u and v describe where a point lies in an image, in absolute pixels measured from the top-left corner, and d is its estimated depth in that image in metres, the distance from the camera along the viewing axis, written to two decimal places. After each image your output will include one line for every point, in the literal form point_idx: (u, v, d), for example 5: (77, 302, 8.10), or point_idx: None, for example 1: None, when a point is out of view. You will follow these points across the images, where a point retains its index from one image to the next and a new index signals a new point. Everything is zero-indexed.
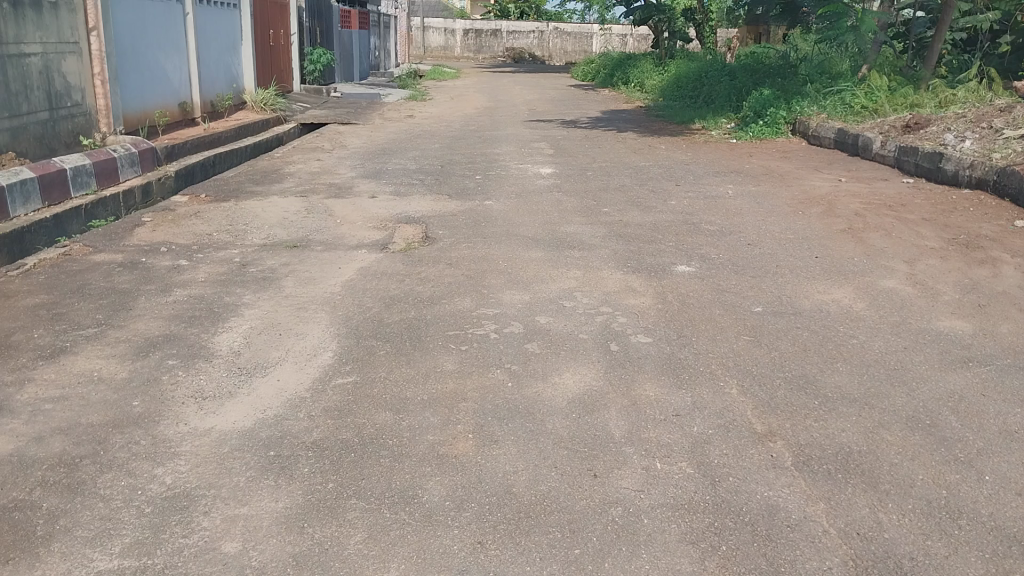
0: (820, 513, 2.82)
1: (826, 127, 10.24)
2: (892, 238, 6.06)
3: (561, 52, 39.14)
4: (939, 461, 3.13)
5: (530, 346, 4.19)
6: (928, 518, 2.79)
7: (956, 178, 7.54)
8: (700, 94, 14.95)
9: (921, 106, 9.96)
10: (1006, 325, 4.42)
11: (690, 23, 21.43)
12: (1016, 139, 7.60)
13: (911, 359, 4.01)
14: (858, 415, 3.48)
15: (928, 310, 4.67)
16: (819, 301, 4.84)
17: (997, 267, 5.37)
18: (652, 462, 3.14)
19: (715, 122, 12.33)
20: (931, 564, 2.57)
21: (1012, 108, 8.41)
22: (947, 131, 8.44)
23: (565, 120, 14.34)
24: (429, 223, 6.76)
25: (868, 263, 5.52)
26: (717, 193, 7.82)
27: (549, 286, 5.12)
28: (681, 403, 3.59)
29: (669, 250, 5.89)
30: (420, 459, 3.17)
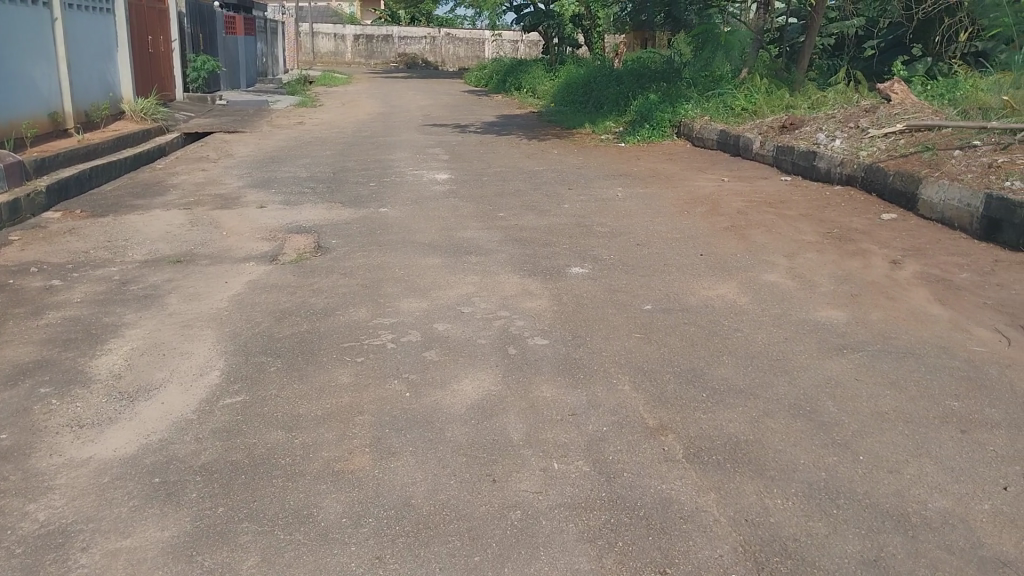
0: (711, 503, 2.91)
1: (709, 129, 10.66)
2: (772, 234, 6.36)
3: (453, 56, 39.16)
4: (819, 445, 3.30)
5: (429, 354, 4.17)
6: (809, 500, 2.94)
7: (828, 175, 7.98)
8: (590, 99, 15.28)
9: (796, 107, 10.47)
10: (876, 313, 4.70)
11: (578, 29, 21.99)
12: (880, 137, 8.03)
13: (791, 350, 4.21)
14: (743, 405, 3.62)
15: (807, 301, 4.92)
16: (704, 297, 5.02)
17: (867, 258, 5.71)
18: (550, 463, 3.18)
19: (604, 126, 12.66)
20: (813, 544, 2.70)
21: (876, 107, 8.88)
22: (819, 131, 8.92)
23: (459, 125, 14.35)
24: (322, 233, 6.62)
25: (750, 259, 5.76)
26: (609, 195, 8.00)
27: (447, 292, 5.10)
28: (577, 403, 3.64)
29: (563, 253, 5.98)
30: (315, 476, 3.09)
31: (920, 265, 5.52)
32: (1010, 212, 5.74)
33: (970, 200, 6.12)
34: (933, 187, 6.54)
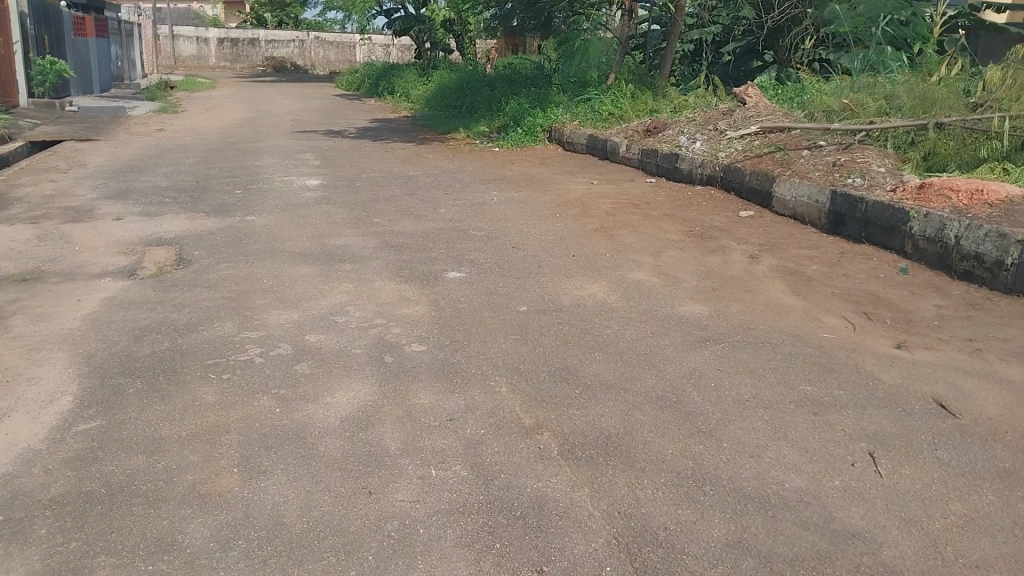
0: (585, 498, 2.98)
1: (579, 133, 10.92)
2: (639, 234, 6.58)
3: (324, 61, 38.32)
4: (686, 434, 3.44)
5: (300, 367, 4.06)
6: (677, 488, 3.06)
7: (690, 176, 8.34)
8: (464, 103, 15.33)
9: (660, 112, 10.87)
10: (735, 306, 4.96)
11: (450, 34, 22.04)
12: (737, 138, 8.47)
13: (658, 344, 4.37)
14: (614, 399, 3.73)
15: (672, 297, 5.12)
16: (577, 296, 5.13)
17: (727, 254, 6.01)
18: (427, 470, 3.16)
19: (477, 131, 12.75)
20: (681, 531, 2.81)
21: (733, 110, 9.35)
22: (681, 134, 9.32)
23: (331, 130, 14.06)
24: (184, 244, 6.32)
25: (619, 258, 5.94)
26: (483, 199, 8.06)
27: (319, 302, 4.98)
28: (454, 408, 3.64)
29: (439, 258, 5.97)
30: (179, 501, 2.95)
31: (774, 259, 5.86)
32: (853, 207, 6.19)
33: (817, 197, 6.56)
34: (785, 185, 6.95)
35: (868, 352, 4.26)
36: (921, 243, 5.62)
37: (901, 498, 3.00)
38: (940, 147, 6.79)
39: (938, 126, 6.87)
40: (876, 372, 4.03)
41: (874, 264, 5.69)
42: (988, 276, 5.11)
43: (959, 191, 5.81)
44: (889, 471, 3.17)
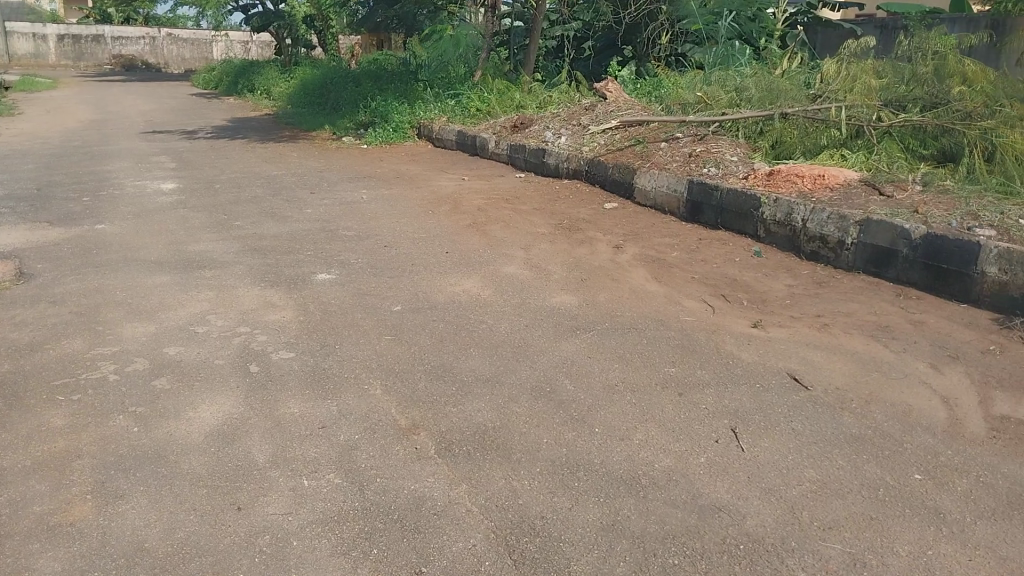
0: (463, 494, 2.98)
1: (447, 129, 10.90)
2: (510, 229, 6.64)
3: (178, 58, 36.47)
4: (560, 423, 3.50)
5: (159, 382, 3.84)
6: (553, 476, 3.11)
7: (557, 170, 8.50)
8: (329, 100, 14.98)
9: (526, 107, 11.00)
10: (604, 295, 5.10)
11: (311, 30, 21.50)
12: (599, 132, 8.65)
13: (531, 335, 4.43)
14: (489, 393, 3.75)
15: (544, 289, 5.20)
16: (451, 292, 5.12)
17: (594, 245, 6.16)
18: (299, 481, 3.06)
19: (344, 128, 12.48)
20: (558, 519, 2.86)
21: (595, 105, 9.59)
22: (546, 129, 9.47)
23: (187, 131, 13.40)
24: (24, 258, 5.84)
25: (490, 253, 5.98)
26: (352, 198, 7.90)
27: (178, 312, 4.73)
28: (327, 414, 3.55)
29: (307, 260, 5.81)
30: (25, 535, 2.72)
31: (638, 248, 6.06)
32: (709, 195, 6.49)
33: (676, 186, 6.83)
34: (645, 176, 7.19)
35: (727, 333, 4.48)
36: (771, 227, 5.96)
37: (760, 469, 3.18)
38: (785, 135, 7.24)
39: (783, 116, 7.30)
40: (735, 351, 4.24)
41: (731, 248, 5.99)
42: (832, 256, 5.49)
43: (803, 177, 6.21)
44: (749, 445, 3.34)
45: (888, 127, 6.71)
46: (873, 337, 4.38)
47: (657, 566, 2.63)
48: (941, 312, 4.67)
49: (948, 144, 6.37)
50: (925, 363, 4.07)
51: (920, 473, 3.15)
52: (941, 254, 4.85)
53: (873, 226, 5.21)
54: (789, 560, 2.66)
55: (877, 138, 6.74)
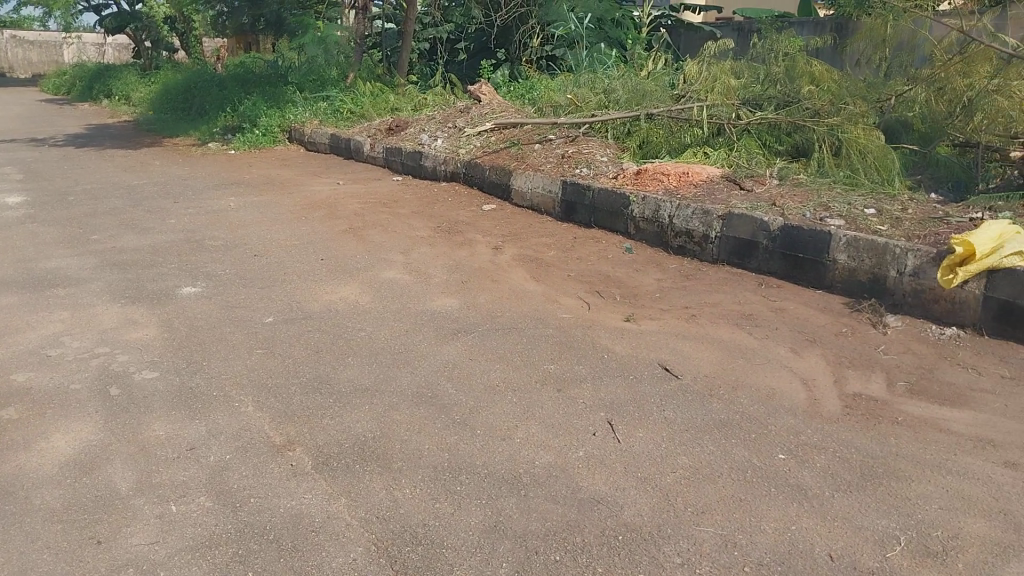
0: (342, 508, 2.92)
1: (320, 133, 10.65)
2: (386, 233, 6.56)
3: (25, 62, 33.98)
4: (440, 428, 3.48)
5: (6, 413, 3.55)
6: (435, 483, 3.08)
7: (434, 172, 8.47)
8: (193, 105, 14.34)
9: (400, 110, 10.89)
10: (484, 296, 5.11)
11: (172, 32, 20.53)
12: (474, 134, 8.67)
13: (411, 341, 4.38)
14: (368, 403, 3.68)
15: (423, 293, 5.16)
16: (326, 301, 5.01)
17: (473, 247, 6.17)
18: (166, 507, 2.91)
19: (210, 134, 11.98)
20: (440, 525, 2.84)
21: (469, 107, 9.62)
22: (422, 132, 9.42)
23: (36, 139, 12.50)
24: None
25: (367, 258, 5.88)
26: (219, 206, 7.58)
27: (28, 335, 4.40)
28: (195, 436, 3.38)
29: (172, 273, 5.52)
30: None
31: (517, 249, 6.11)
32: (582, 195, 6.63)
33: (551, 187, 6.93)
34: (521, 178, 7.27)
35: (603, 328, 4.58)
36: (642, 224, 6.15)
37: (637, 459, 3.27)
38: (652, 135, 7.52)
39: (649, 116, 7.55)
40: (611, 345, 4.35)
41: (604, 246, 6.14)
42: (699, 249, 5.72)
43: (670, 176, 6.45)
44: (625, 435, 3.43)
45: (746, 125, 7.05)
46: (738, 326, 4.60)
47: (538, 564, 2.66)
48: (798, 299, 4.95)
49: (800, 141, 6.77)
50: (786, 348, 4.31)
51: (784, 452, 3.33)
52: (797, 245, 5.14)
53: (735, 219, 5.47)
54: (666, 547, 2.74)
55: (736, 136, 7.09)
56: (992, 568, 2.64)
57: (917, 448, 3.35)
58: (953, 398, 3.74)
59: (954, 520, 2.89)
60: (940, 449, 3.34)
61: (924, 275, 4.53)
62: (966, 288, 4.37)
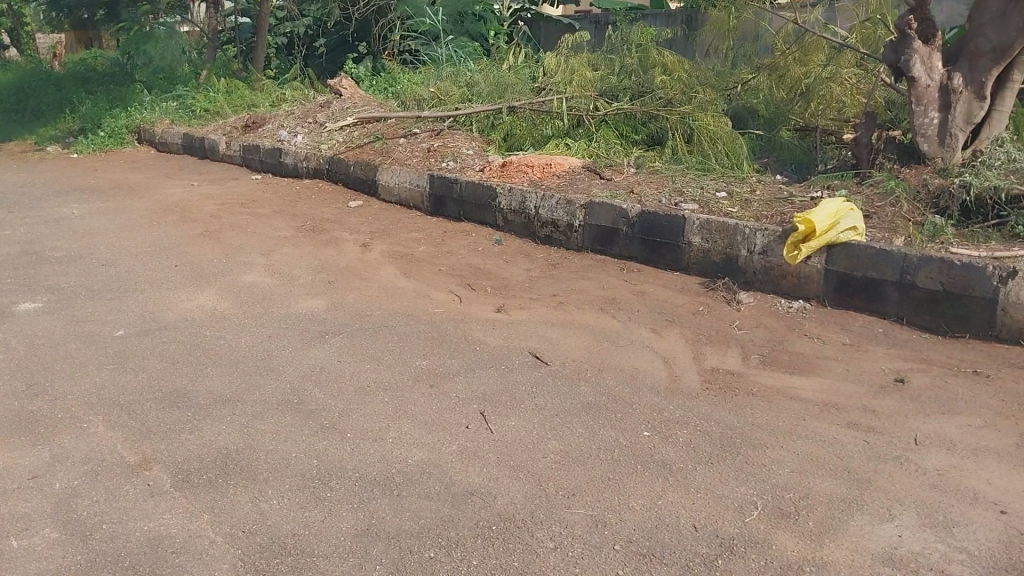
0: (205, 526, 2.79)
1: (171, 133, 10.12)
2: (247, 235, 6.31)
3: None
4: (308, 434, 3.38)
5: None
6: (304, 490, 3.00)
7: (296, 170, 8.22)
8: (27, 106, 13.29)
9: (258, 107, 10.48)
10: (351, 295, 5.01)
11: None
12: (336, 130, 8.47)
13: (276, 346, 4.24)
14: (231, 414, 3.53)
15: (287, 295, 5.00)
16: (183, 309, 4.76)
17: (339, 245, 6.03)
18: (6, 543, 2.69)
19: (48, 137, 11.14)
20: (311, 534, 2.76)
21: (330, 102, 9.38)
22: (281, 129, 9.12)
23: None
24: None
25: (227, 262, 5.63)
26: (61, 214, 7.07)
27: None
28: (38, 463, 3.14)
29: (7, 289, 5.10)
30: None
31: (384, 245, 6.03)
32: (449, 188, 6.61)
33: (417, 181, 6.88)
34: (386, 173, 7.17)
35: (473, 320, 4.59)
36: (509, 216, 6.20)
37: (509, 449, 3.29)
38: (515, 128, 7.61)
39: (511, 109, 7.65)
40: (482, 337, 4.36)
41: (472, 239, 6.15)
42: (564, 238, 5.83)
43: (533, 167, 6.54)
44: (496, 426, 3.45)
45: (604, 116, 7.24)
46: (604, 310, 4.72)
47: (413, 563, 2.64)
48: (660, 282, 5.13)
49: (655, 130, 6.98)
50: (649, 329, 4.46)
51: (649, 430, 3.44)
52: (656, 230, 5.33)
53: (597, 207, 5.60)
54: (539, 533, 2.78)
55: (595, 127, 7.25)
56: (839, 523, 2.83)
57: (770, 416, 3.55)
58: (801, 367, 3.99)
59: (804, 481, 3.08)
60: (790, 415, 3.56)
61: (772, 253, 4.80)
62: (809, 263, 4.66)
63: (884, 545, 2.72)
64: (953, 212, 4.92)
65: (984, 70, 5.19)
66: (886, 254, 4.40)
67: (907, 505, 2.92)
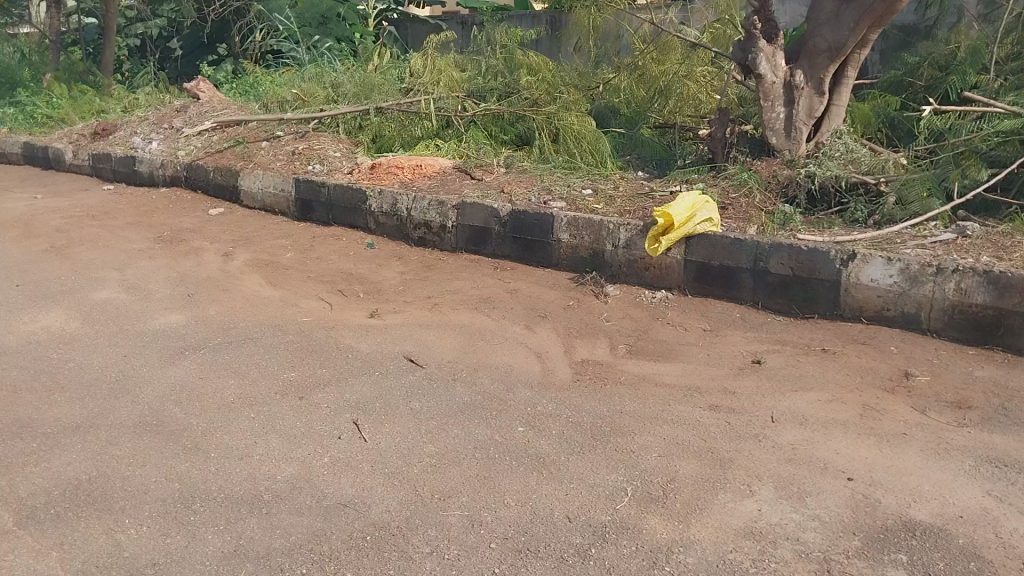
0: (53, 564, 2.60)
1: (11, 142, 9.39)
2: (98, 248, 5.94)
3: None
4: (168, 456, 3.22)
5: None
6: (165, 516, 2.85)
7: (152, 178, 7.81)
8: None
9: (108, 113, 9.87)
10: (214, 307, 4.80)
11: None
12: (194, 135, 8.10)
13: (132, 365, 4.01)
14: (82, 441, 3.31)
15: (144, 311, 4.74)
16: (26, 332, 4.43)
17: (200, 256, 5.77)
18: None
19: None
20: (172, 562, 2.63)
21: (186, 106, 8.96)
22: (134, 135, 8.63)
23: None
24: None
25: (76, 279, 5.28)
26: None
27: None
28: None
29: None
30: None
31: (249, 254, 5.81)
32: (316, 193, 6.46)
33: (282, 186, 6.68)
34: (250, 178, 6.92)
35: (344, 327, 4.50)
36: (380, 218, 6.12)
37: (383, 456, 3.24)
38: (383, 129, 7.49)
39: (379, 110, 7.52)
40: (353, 344, 4.28)
41: (343, 243, 6.03)
42: (437, 239, 5.81)
43: (402, 168, 6.47)
44: (369, 434, 3.40)
45: (472, 116, 7.26)
46: (477, 310, 4.74)
47: None
48: (532, 279, 5.20)
49: (523, 130, 7.06)
50: (521, 326, 4.51)
51: (523, 425, 3.48)
52: (526, 228, 5.39)
53: (468, 208, 5.61)
54: (415, 539, 2.75)
55: (464, 127, 7.26)
56: (703, 503, 2.96)
57: (638, 404, 3.66)
58: (666, 355, 4.14)
59: (671, 464, 3.19)
60: (657, 402, 3.68)
61: (635, 246, 4.95)
62: (672, 255, 4.84)
63: (745, 520, 2.86)
64: (799, 200, 5.24)
65: (821, 67, 5.51)
66: (741, 243, 4.63)
67: (765, 480, 3.09)
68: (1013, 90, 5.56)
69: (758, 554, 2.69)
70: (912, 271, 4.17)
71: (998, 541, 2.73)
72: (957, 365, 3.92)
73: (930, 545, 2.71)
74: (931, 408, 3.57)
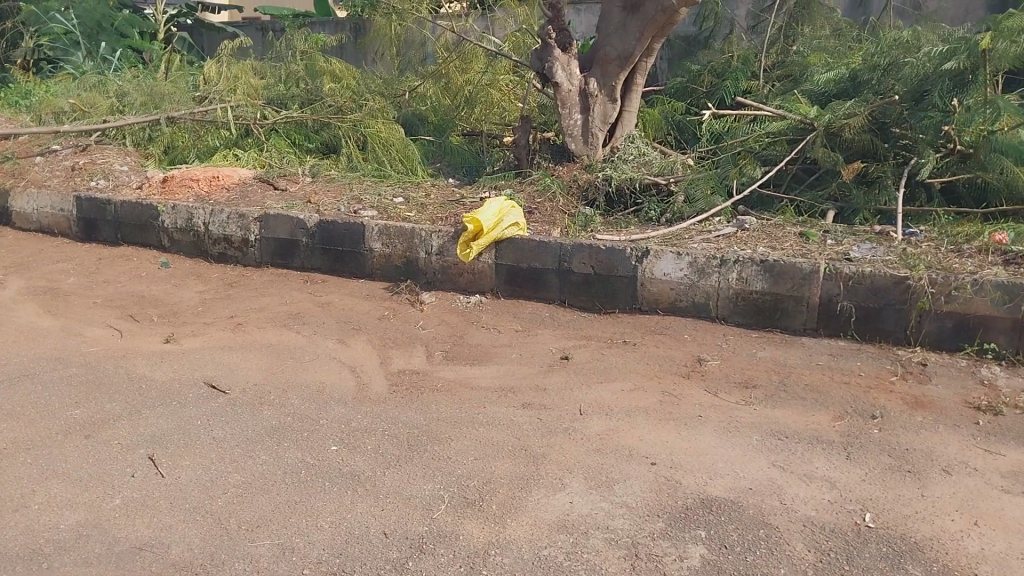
0: None
1: None
2: None
3: None
4: None
5: None
6: None
7: None
8: None
9: None
10: None
11: None
12: None
13: None
14: None
15: None
16: None
17: None
18: None
19: None
20: None
21: None
22: None
23: None
24: None
25: None
26: None
27: None
28: None
29: None
30: None
31: (24, 281, 5.26)
32: (101, 210, 5.95)
33: (62, 205, 6.11)
34: (23, 198, 6.28)
35: (137, 355, 4.17)
36: (175, 234, 5.74)
37: (183, 490, 3.04)
38: (177, 140, 7.04)
39: (170, 120, 7.05)
40: (148, 373, 3.98)
41: (135, 264, 5.61)
42: (240, 254, 5.54)
43: (198, 181, 6.11)
44: (167, 468, 3.17)
45: (273, 125, 6.98)
46: (285, 326, 4.56)
47: None
48: (343, 291, 5.09)
49: (328, 138, 6.88)
50: (333, 340, 4.39)
51: (336, 444, 3.38)
52: (334, 239, 5.26)
53: (272, 220, 5.39)
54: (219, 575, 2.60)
55: (265, 136, 6.97)
56: (517, 502, 3.01)
57: (452, 410, 3.67)
58: (479, 358, 4.18)
59: (486, 467, 3.22)
60: (471, 405, 3.71)
61: (447, 253, 4.98)
62: (482, 259, 4.91)
63: (558, 514, 2.94)
64: (600, 202, 5.49)
65: (613, 74, 5.80)
66: (546, 246, 4.77)
67: (576, 472, 3.19)
68: (779, 95, 6.14)
69: (571, 547, 2.78)
70: (699, 264, 4.48)
71: (782, 507, 2.98)
72: (743, 348, 4.26)
73: (725, 519, 2.92)
74: (723, 390, 3.85)
